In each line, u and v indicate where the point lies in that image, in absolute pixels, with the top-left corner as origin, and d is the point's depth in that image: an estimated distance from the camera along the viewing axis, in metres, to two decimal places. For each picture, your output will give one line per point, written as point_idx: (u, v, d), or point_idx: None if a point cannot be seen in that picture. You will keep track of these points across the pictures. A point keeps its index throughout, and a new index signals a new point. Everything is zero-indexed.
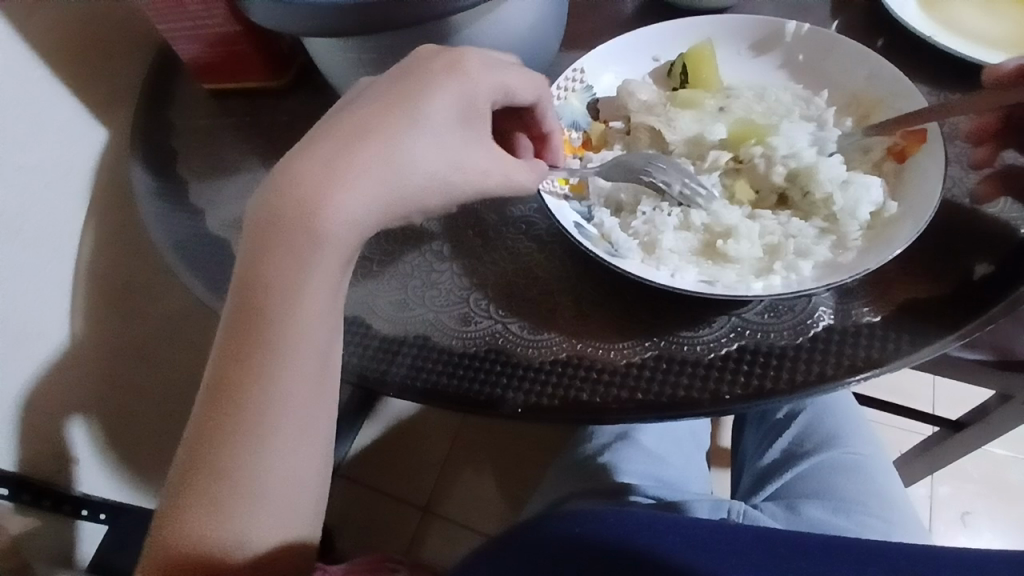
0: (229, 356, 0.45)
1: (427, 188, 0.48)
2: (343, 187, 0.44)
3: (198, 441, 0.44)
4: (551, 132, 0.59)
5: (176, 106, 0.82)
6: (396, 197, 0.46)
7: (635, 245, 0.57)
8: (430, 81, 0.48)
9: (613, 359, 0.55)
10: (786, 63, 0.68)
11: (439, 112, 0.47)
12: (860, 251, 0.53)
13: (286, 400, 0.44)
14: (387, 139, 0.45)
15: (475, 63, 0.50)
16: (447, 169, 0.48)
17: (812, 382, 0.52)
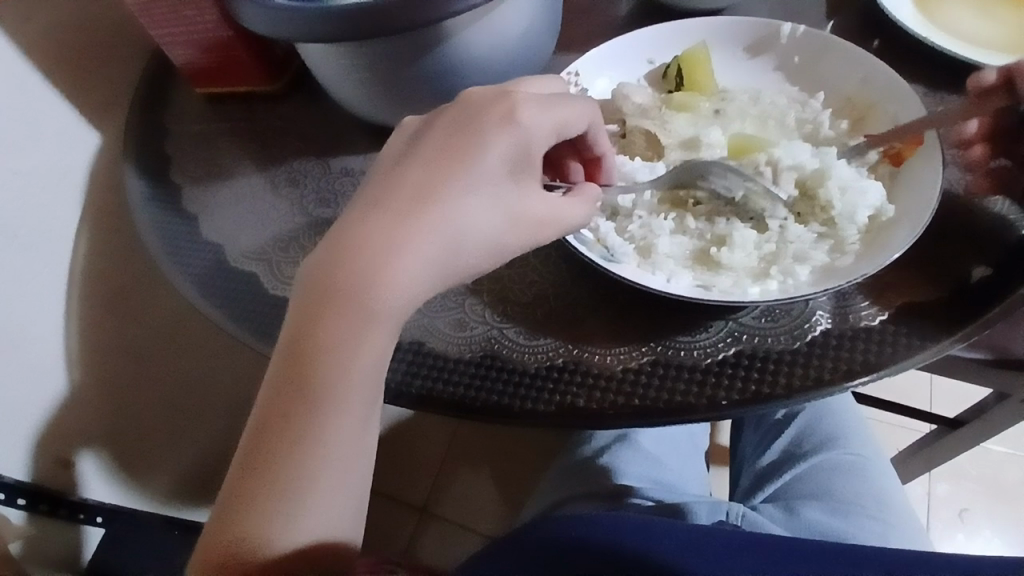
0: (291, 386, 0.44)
1: (481, 254, 0.47)
2: (394, 268, 0.44)
3: (254, 459, 0.44)
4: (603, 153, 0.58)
5: (172, 111, 0.82)
6: (451, 270, 0.46)
7: (630, 250, 0.57)
8: (485, 139, 0.47)
9: (609, 364, 0.55)
10: (782, 65, 0.68)
11: (501, 157, 0.47)
12: (857, 256, 0.53)
13: (334, 471, 0.44)
14: (444, 212, 0.45)
15: (532, 111, 0.49)
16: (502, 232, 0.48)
17: (809, 387, 0.52)
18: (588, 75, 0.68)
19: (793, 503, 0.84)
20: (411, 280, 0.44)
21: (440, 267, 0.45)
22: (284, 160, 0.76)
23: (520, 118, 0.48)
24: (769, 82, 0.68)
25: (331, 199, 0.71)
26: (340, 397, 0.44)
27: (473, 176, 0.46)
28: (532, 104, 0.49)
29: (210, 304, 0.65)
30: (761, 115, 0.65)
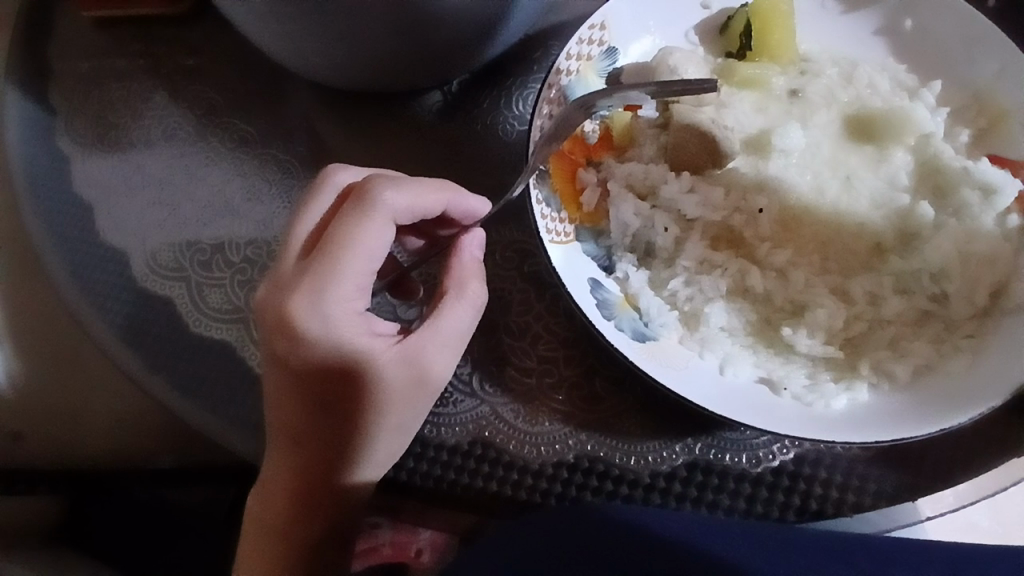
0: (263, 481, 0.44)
1: (395, 405, 0.41)
2: (301, 442, 0.42)
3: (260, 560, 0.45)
4: (447, 206, 0.44)
5: (52, 42, 0.60)
6: (365, 435, 0.41)
7: (671, 317, 0.42)
8: (328, 290, 0.39)
9: (634, 467, 0.43)
10: (886, 28, 0.50)
11: (375, 254, 0.40)
12: (974, 355, 0.40)
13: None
14: (327, 378, 0.41)
15: (355, 231, 0.40)
16: (408, 378, 0.41)
17: (878, 505, 0.42)
18: (620, 30, 0.49)
19: None
20: (325, 446, 0.42)
21: (360, 423, 0.41)
22: (206, 125, 0.57)
23: (355, 245, 0.40)
24: (865, 53, 0.50)
25: (264, 192, 0.54)
26: (297, 538, 0.44)
27: (341, 335, 0.40)
28: (347, 222, 0.40)
29: (120, 346, 0.50)
30: (852, 105, 0.48)
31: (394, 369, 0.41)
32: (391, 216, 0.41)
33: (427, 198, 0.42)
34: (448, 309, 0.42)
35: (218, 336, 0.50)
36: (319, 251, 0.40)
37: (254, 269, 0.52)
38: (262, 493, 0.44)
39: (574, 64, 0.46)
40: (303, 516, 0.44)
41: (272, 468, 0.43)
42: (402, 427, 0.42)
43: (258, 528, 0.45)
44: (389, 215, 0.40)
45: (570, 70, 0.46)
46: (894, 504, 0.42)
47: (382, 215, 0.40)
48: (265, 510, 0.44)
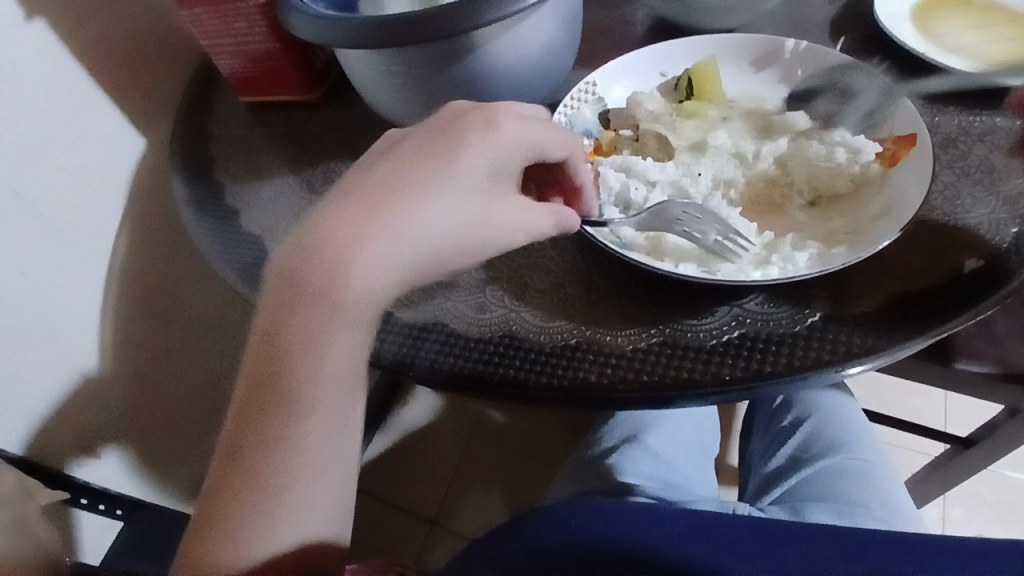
0: (303, 286, 0.51)
1: (432, 247, 0.53)
2: (377, 229, 0.51)
3: (263, 358, 0.51)
4: (584, 185, 0.64)
5: (215, 118, 0.90)
6: (393, 253, 0.51)
7: (642, 240, 0.64)
8: (470, 137, 0.55)
9: (619, 344, 0.59)
10: (787, 76, 0.75)
11: (507, 136, 0.56)
12: (852, 243, 0.60)
13: (319, 404, 0.51)
14: (420, 194, 0.53)
15: (526, 125, 0.57)
16: (468, 217, 0.54)
17: (808, 366, 0.54)
18: (605, 85, 0.75)
19: (798, 507, 0.85)
20: (390, 243, 0.51)
21: (413, 235, 0.52)
22: (322, 161, 0.82)
23: (508, 125, 0.56)
24: (772, 92, 0.75)
25: None
26: (331, 325, 0.51)
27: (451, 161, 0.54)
28: (518, 118, 0.58)
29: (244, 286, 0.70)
30: (764, 119, 0.73)
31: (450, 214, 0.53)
32: (565, 154, 0.60)
33: (578, 166, 0.62)
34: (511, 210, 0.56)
35: None
36: (485, 113, 0.57)
37: None
38: (316, 268, 0.51)
39: (573, 105, 0.72)
40: (345, 300, 0.51)
41: (341, 243, 0.51)
42: (415, 267, 0.53)
43: (293, 294, 0.51)
44: (532, 129, 0.58)
45: (572, 107, 0.73)
46: (822, 369, 0.54)
47: (554, 145, 0.59)
48: (294, 308, 0.51)
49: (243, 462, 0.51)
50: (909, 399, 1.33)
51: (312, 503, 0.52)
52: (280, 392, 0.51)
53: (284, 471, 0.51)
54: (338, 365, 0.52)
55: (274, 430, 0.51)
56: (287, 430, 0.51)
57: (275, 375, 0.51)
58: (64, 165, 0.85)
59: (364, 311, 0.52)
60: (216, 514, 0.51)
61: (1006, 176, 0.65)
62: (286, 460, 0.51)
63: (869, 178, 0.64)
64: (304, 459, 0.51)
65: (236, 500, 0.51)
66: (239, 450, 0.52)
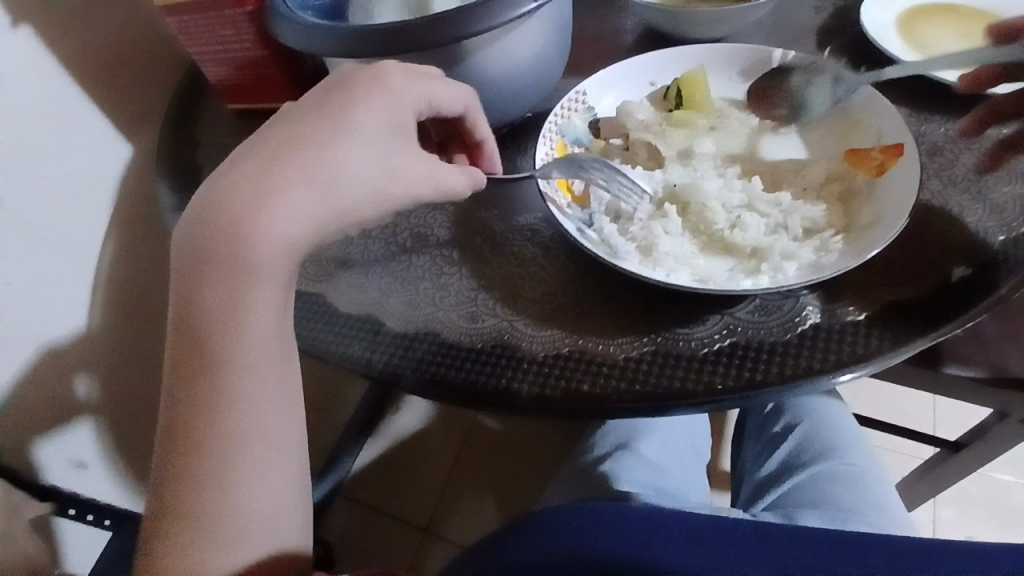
0: (208, 256, 0.51)
1: (319, 184, 0.52)
2: (278, 183, 0.51)
3: (183, 336, 0.51)
4: (483, 139, 0.68)
5: (203, 125, 0.89)
6: (307, 205, 0.52)
7: (633, 249, 0.65)
8: (374, 93, 0.57)
9: (612, 353, 0.59)
10: (775, 86, 0.76)
11: (401, 92, 0.58)
12: (842, 253, 0.61)
13: (260, 355, 0.52)
14: (314, 147, 0.53)
15: (399, 83, 0.58)
16: (389, 163, 0.56)
17: (799, 375, 0.55)
18: (595, 94, 0.75)
19: (791, 512, 0.85)
20: (304, 192, 0.52)
21: (344, 188, 0.54)
22: None
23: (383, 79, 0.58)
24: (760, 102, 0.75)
25: None
26: (249, 288, 0.51)
27: (348, 117, 0.55)
28: (402, 76, 0.59)
29: None
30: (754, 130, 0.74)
31: (347, 166, 0.54)
32: (463, 106, 0.64)
33: (477, 123, 0.66)
34: (406, 160, 0.57)
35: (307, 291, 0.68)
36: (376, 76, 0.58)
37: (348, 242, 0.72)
38: (226, 225, 0.51)
39: (563, 113, 0.73)
40: (256, 261, 0.51)
41: (223, 206, 0.51)
42: (322, 201, 0.53)
43: (200, 263, 0.51)
44: (387, 91, 0.57)
45: (563, 116, 0.73)
46: (813, 378, 0.54)
47: (421, 94, 0.59)
48: (218, 278, 0.51)
49: (187, 444, 0.50)
50: (898, 402, 1.34)
51: (263, 466, 0.51)
52: (203, 368, 0.50)
53: (231, 444, 0.50)
54: (262, 325, 0.52)
55: (204, 402, 0.50)
56: (230, 399, 0.50)
57: (201, 355, 0.51)
58: (51, 176, 0.84)
59: (275, 267, 0.52)
60: (167, 509, 0.50)
61: (993, 184, 0.66)
62: (229, 420, 0.50)
63: (856, 188, 0.66)
64: (253, 419, 0.51)
65: (192, 485, 0.49)
66: (177, 420, 0.51)
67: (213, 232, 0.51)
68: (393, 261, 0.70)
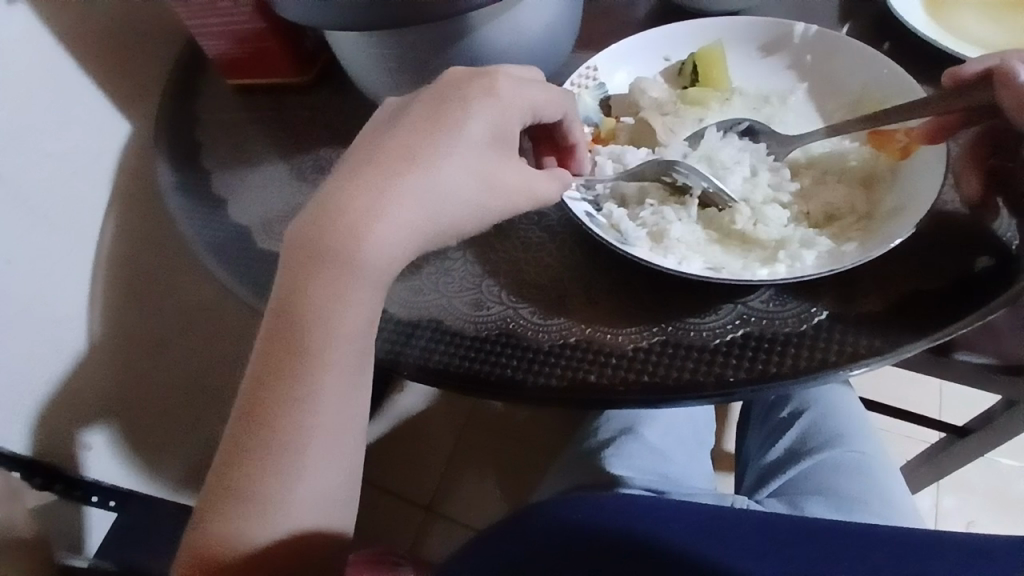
0: (310, 250, 0.50)
1: (423, 200, 0.51)
2: (397, 188, 0.50)
3: (275, 326, 0.50)
4: (577, 143, 0.64)
5: (202, 101, 0.87)
6: (395, 217, 0.50)
7: (643, 235, 0.62)
8: (476, 99, 0.54)
9: (620, 343, 0.57)
10: (794, 63, 0.73)
11: (507, 109, 0.55)
12: (861, 242, 0.58)
13: (334, 373, 0.50)
14: (426, 158, 0.51)
15: (511, 89, 0.56)
16: (486, 178, 0.53)
17: (815, 368, 0.52)
18: (607, 69, 0.72)
19: (798, 501, 0.83)
20: (415, 199, 0.50)
21: (448, 204, 0.52)
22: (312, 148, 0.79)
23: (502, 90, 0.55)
24: (778, 80, 0.73)
25: None
26: (347, 287, 0.50)
27: (459, 129, 0.53)
28: (500, 79, 0.56)
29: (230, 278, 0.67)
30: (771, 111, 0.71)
31: (454, 179, 0.52)
32: (561, 114, 0.60)
33: (573, 126, 0.63)
34: (496, 169, 0.54)
35: None
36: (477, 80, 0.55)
37: None
38: (330, 225, 0.49)
39: (574, 90, 0.70)
40: (363, 262, 0.50)
41: (338, 193, 0.50)
42: (415, 221, 0.51)
43: (305, 256, 0.50)
44: (493, 102, 0.54)
45: (573, 93, 0.69)
46: (828, 372, 0.52)
47: (516, 93, 0.56)
48: (322, 262, 0.49)
49: (259, 436, 0.49)
50: (905, 388, 1.32)
51: (322, 467, 0.50)
52: (289, 361, 0.49)
53: (303, 441, 0.49)
54: (346, 325, 0.50)
55: (283, 408, 0.49)
56: (302, 402, 0.49)
57: (289, 343, 0.50)
58: (47, 151, 0.82)
59: (377, 273, 0.50)
60: (226, 496, 0.49)
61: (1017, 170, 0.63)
62: (298, 420, 0.49)
63: (878, 173, 0.63)
64: (316, 425, 0.49)
65: (253, 475, 0.49)
66: (254, 407, 0.50)
67: (313, 221, 0.50)
68: None
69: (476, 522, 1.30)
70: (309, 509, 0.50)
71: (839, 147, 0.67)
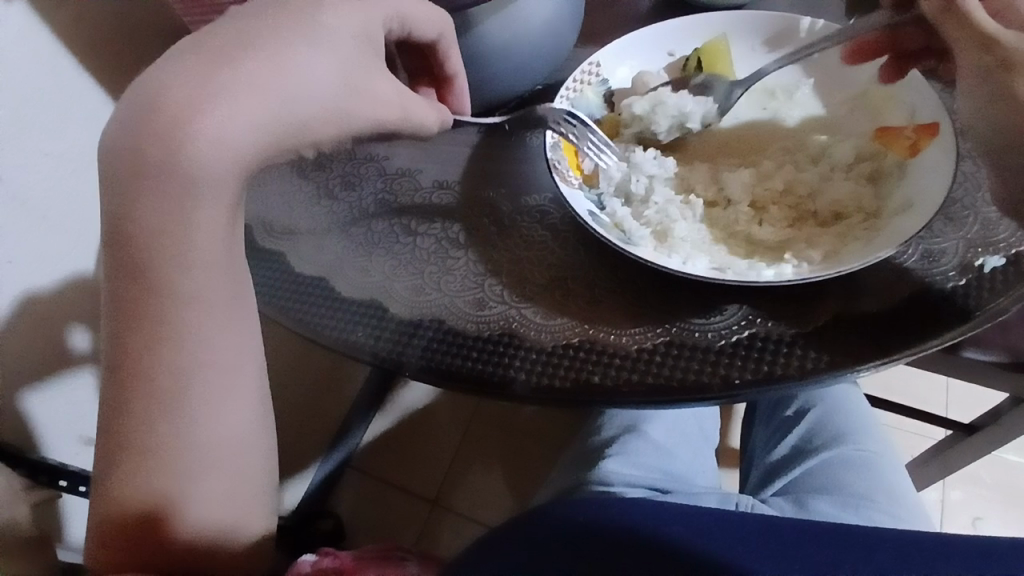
0: (145, 160, 0.44)
1: (271, 93, 0.45)
2: (229, 82, 0.43)
3: (127, 242, 0.47)
4: (455, 75, 0.64)
5: None
6: (244, 113, 0.44)
7: (647, 234, 0.62)
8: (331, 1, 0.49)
9: (624, 344, 0.56)
10: (800, 57, 0.71)
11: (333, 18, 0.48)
12: (870, 242, 0.57)
13: (213, 290, 0.51)
14: (277, 54, 0.45)
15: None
16: (347, 81, 0.49)
17: (821, 369, 0.52)
18: (610, 66, 0.71)
19: (804, 499, 0.83)
20: (243, 92, 0.44)
21: (309, 105, 0.47)
22: None
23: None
24: (785, 75, 0.71)
25: (358, 182, 0.74)
26: (189, 207, 0.47)
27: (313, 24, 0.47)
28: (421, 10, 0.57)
29: None
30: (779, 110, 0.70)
31: (311, 78, 0.47)
32: (437, 33, 0.59)
33: (449, 54, 0.61)
34: (373, 84, 0.50)
35: (309, 274, 0.65)
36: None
37: (352, 222, 0.70)
38: (158, 126, 0.43)
39: (576, 86, 0.70)
40: (196, 173, 0.46)
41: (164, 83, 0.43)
42: (254, 115, 0.45)
43: (135, 165, 0.44)
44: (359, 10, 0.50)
45: (575, 89, 0.70)
46: (837, 373, 0.51)
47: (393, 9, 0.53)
48: (149, 168, 0.44)
49: (137, 369, 0.49)
50: (911, 383, 1.31)
51: (212, 401, 0.52)
52: (143, 283, 0.48)
53: (180, 381, 0.50)
54: (208, 250, 0.50)
55: (156, 331, 0.49)
56: (166, 337, 0.49)
57: (142, 276, 0.48)
58: (50, 150, 0.82)
59: (214, 178, 0.46)
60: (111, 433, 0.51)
61: None
62: (171, 347, 0.49)
63: (887, 172, 0.62)
64: (201, 347, 0.51)
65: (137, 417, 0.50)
66: (128, 342, 0.49)
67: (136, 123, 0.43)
68: (397, 243, 0.67)
69: (479, 517, 1.31)
70: (213, 443, 0.52)
71: (846, 142, 0.66)
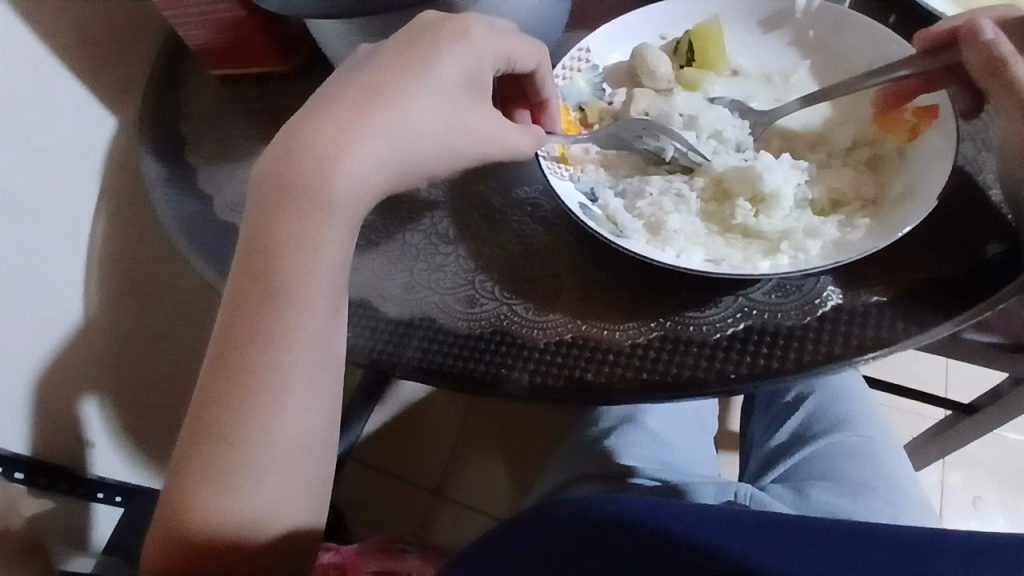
0: (281, 186, 0.49)
1: (393, 135, 0.50)
2: (360, 129, 0.49)
3: (249, 255, 0.51)
4: (548, 99, 0.63)
5: (187, 92, 0.84)
6: (366, 154, 0.50)
7: (640, 227, 0.60)
8: (445, 43, 0.52)
9: (618, 340, 0.55)
10: (797, 38, 0.69)
11: (446, 72, 0.52)
12: (868, 231, 0.56)
13: (319, 301, 0.52)
14: (394, 106, 0.50)
15: (480, 30, 0.54)
16: (460, 122, 0.53)
17: (819, 362, 0.51)
18: (600, 53, 0.70)
19: (804, 486, 0.82)
20: (370, 142, 0.50)
21: (424, 149, 0.52)
22: None
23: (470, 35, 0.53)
24: (781, 55, 0.70)
25: None
26: (321, 228, 0.51)
27: (428, 68, 0.51)
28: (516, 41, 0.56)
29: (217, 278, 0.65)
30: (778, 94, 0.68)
31: (428, 123, 0.51)
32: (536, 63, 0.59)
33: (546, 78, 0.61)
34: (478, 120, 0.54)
35: None
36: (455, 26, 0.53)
37: None
38: (297, 156, 0.49)
39: (566, 73, 0.69)
40: (334, 200, 0.50)
41: (302, 125, 0.50)
42: (377, 156, 0.50)
43: (274, 189, 0.50)
44: (468, 49, 0.53)
45: (564, 77, 0.69)
46: (835, 367, 0.51)
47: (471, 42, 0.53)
48: (285, 193, 0.49)
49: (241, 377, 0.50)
50: (909, 364, 1.30)
51: (302, 423, 0.52)
52: (264, 293, 0.50)
53: (274, 398, 0.51)
54: (325, 272, 0.52)
55: (259, 352, 0.50)
56: (268, 354, 0.50)
57: (265, 281, 0.51)
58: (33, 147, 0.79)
59: (349, 207, 0.51)
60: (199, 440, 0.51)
61: None
62: (273, 362, 0.50)
63: (885, 155, 0.61)
64: (293, 357, 0.51)
65: (229, 423, 0.50)
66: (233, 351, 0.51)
67: (277, 160, 0.50)
68: (387, 240, 0.65)
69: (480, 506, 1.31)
70: (290, 460, 0.51)
71: (843, 125, 0.64)
